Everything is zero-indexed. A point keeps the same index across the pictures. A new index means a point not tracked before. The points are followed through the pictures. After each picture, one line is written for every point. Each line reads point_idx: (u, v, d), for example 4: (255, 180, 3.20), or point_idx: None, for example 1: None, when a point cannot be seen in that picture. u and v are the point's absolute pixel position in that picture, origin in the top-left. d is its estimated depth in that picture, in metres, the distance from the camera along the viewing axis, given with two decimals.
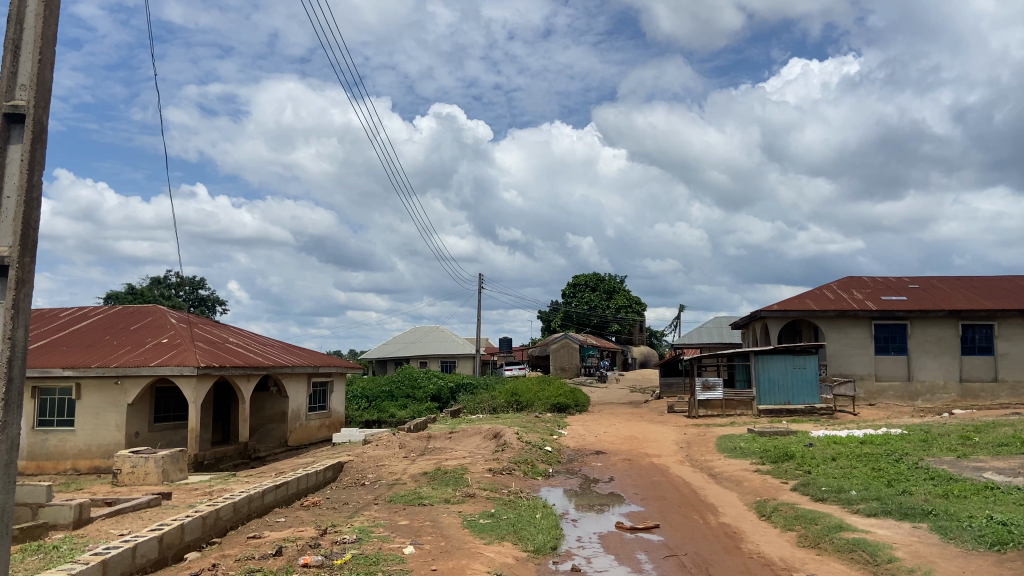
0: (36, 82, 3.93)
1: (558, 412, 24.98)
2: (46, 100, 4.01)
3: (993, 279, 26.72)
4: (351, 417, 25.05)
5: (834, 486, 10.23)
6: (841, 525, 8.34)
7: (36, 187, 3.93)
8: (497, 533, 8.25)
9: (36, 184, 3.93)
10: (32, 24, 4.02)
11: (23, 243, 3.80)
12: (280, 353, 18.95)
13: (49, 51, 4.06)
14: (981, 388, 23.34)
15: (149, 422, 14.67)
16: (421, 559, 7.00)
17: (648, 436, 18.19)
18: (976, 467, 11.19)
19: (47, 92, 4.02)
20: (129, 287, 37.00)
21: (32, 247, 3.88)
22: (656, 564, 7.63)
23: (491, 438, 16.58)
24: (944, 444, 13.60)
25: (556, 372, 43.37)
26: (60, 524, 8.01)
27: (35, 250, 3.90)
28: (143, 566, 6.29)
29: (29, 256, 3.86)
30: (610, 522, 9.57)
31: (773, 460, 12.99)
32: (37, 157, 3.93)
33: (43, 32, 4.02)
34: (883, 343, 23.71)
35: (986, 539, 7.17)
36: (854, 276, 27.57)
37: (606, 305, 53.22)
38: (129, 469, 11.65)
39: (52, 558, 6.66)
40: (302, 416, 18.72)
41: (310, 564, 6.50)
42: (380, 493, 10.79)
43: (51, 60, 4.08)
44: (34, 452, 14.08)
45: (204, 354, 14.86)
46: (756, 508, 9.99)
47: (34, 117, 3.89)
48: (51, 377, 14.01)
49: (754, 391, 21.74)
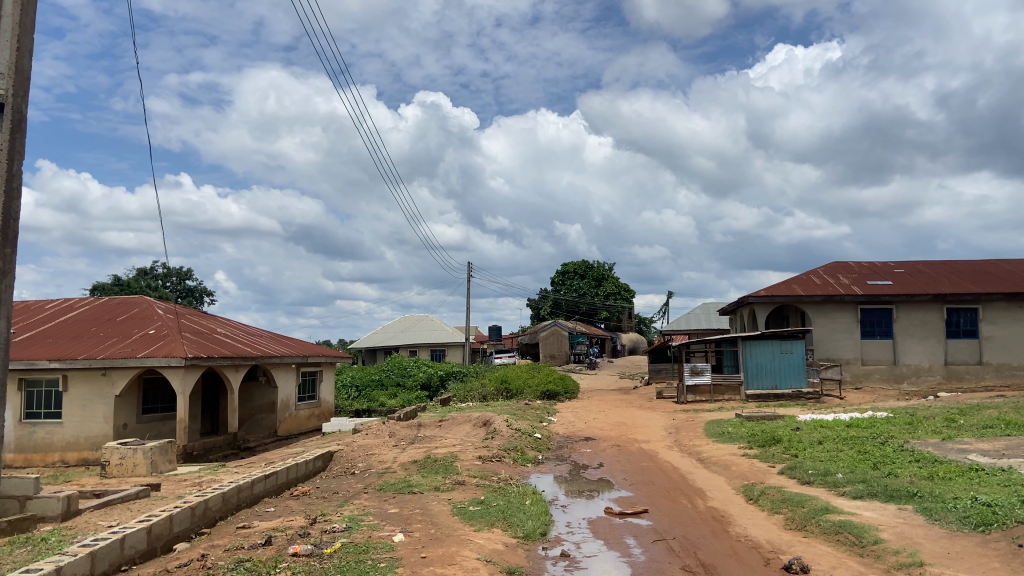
0: (13, 69, 5.86)
1: (547, 399, 25.21)
2: (21, 82, 5.92)
3: (976, 263, 27.03)
4: (341, 406, 24.79)
5: (820, 469, 10.38)
6: (827, 508, 8.47)
7: (19, 141, 5.87)
8: (486, 519, 8.31)
9: (18, 137, 5.88)
10: (10, 22, 5.87)
11: (9, 175, 5.77)
12: (269, 343, 18.87)
13: (24, 41, 5.96)
14: (965, 370, 23.66)
15: (137, 413, 14.58)
16: (411, 546, 7.04)
17: (636, 422, 18.38)
18: (960, 448, 11.39)
19: (22, 75, 5.93)
20: (114, 278, 36.77)
21: (16, 179, 5.85)
22: (645, 548, 7.71)
23: (480, 425, 16.67)
24: (929, 426, 13.80)
25: (546, 359, 43.41)
26: (48, 516, 7.96)
27: (18, 180, 5.85)
28: (131, 557, 6.29)
29: (14, 184, 5.83)
30: (599, 507, 9.65)
31: (760, 444, 13.15)
32: (17, 119, 5.86)
33: (18, 25, 5.87)
34: (869, 327, 23.99)
35: (971, 520, 7.30)
36: (840, 261, 27.76)
37: (595, 292, 53.49)
38: (118, 460, 11.62)
39: (41, 550, 6.65)
40: (291, 406, 18.73)
41: (300, 553, 6.55)
42: (370, 481, 10.84)
43: (25, 48, 5.98)
44: (22, 444, 13.99)
45: (191, 345, 14.77)
46: (744, 491, 10.13)
47: (11, 97, 5.82)
48: (37, 369, 13.87)
49: (742, 375, 21.89)
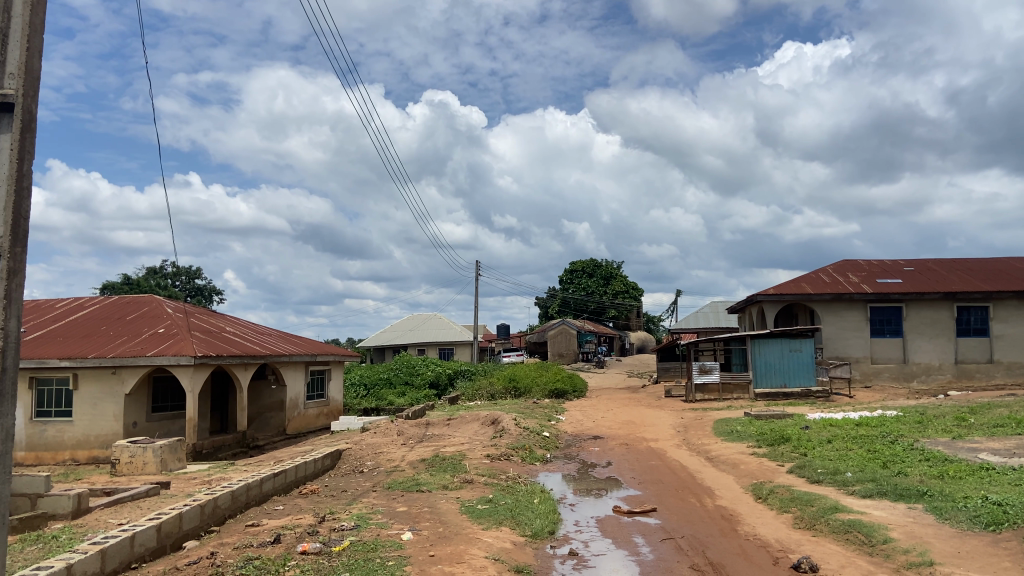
0: (24, 70, 3.91)
1: (556, 397, 25.19)
2: (35, 88, 4.00)
3: (988, 261, 26.78)
4: (350, 405, 24.87)
5: (830, 468, 10.30)
6: (837, 507, 8.41)
7: (26, 175, 3.89)
8: (494, 518, 8.30)
9: (26, 172, 3.89)
10: (20, 13, 4.01)
11: (15, 233, 3.78)
12: (277, 342, 18.94)
13: (36, 39, 4.06)
14: (976, 369, 23.46)
15: (147, 412, 14.67)
16: (419, 544, 7.05)
17: (645, 421, 18.33)
18: (971, 447, 11.30)
19: (36, 80, 4.00)
20: (124, 277, 36.99)
21: (23, 237, 3.84)
22: (653, 547, 7.68)
23: (489, 424, 16.68)
24: (939, 425, 13.69)
25: (554, 358, 43.39)
26: (59, 514, 8.02)
27: (27, 241, 3.88)
28: (141, 554, 6.33)
29: (20, 246, 3.82)
30: (607, 506, 9.62)
31: (769, 443, 13.08)
32: (25, 146, 3.90)
33: (31, 20, 4.01)
34: (879, 325, 23.82)
35: (982, 519, 7.23)
36: (849, 259, 27.56)
37: (604, 291, 53.39)
38: (128, 459, 11.69)
39: (52, 547, 6.70)
40: (300, 404, 18.80)
41: (309, 551, 6.57)
42: (378, 479, 10.86)
43: (38, 48, 4.07)
44: (32, 442, 14.10)
45: (200, 344, 14.84)
46: (753, 490, 10.07)
47: (22, 106, 3.85)
48: (48, 368, 13.98)
49: (750, 374, 21.79)
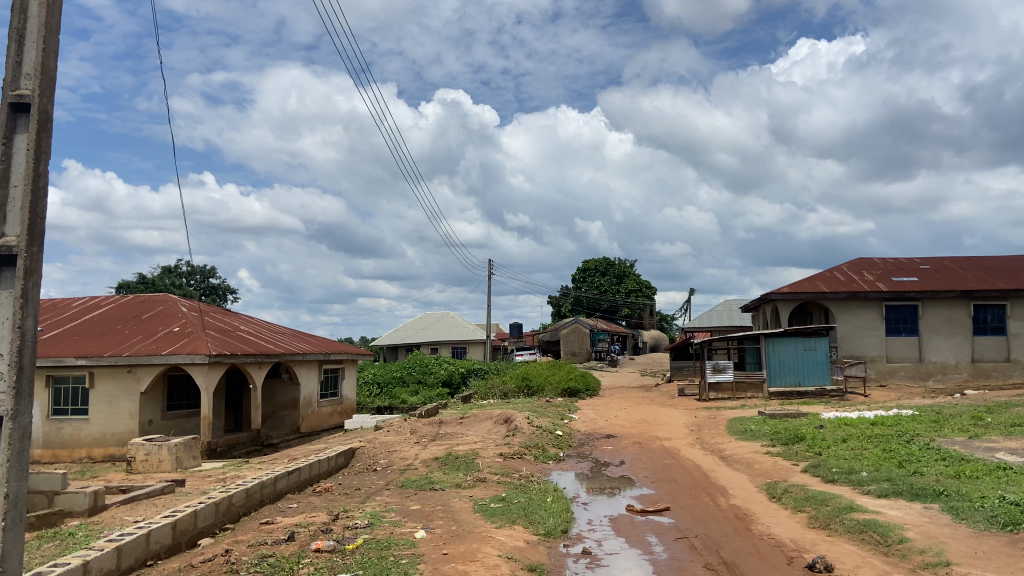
0: (41, 71, 3.92)
1: (568, 396, 25.14)
2: (51, 88, 4.01)
3: (1006, 259, 26.35)
4: (363, 403, 24.98)
5: (845, 468, 10.18)
6: (852, 506, 8.30)
7: (42, 176, 3.91)
8: (507, 517, 8.27)
9: (42, 173, 3.91)
10: (35, 15, 4.01)
11: (31, 233, 3.78)
12: (291, 340, 19.03)
13: (53, 41, 4.05)
14: (994, 368, 23.10)
15: (162, 410, 14.80)
16: (432, 543, 7.04)
17: (658, 420, 18.23)
18: (989, 447, 11.12)
19: (52, 80, 4.00)
20: (140, 276, 37.35)
21: (39, 237, 3.85)
22: (666, 546, 7.62)
23: (501, 422, 16.65)
24: (956, 425, 13.48)
25: (567, 356, 43.32)
26: (75, 511, 8.10)
27: (42, 241, 3.88)
28: (157, 551, 6.37)
29: (36, 246, 3.83)
30: (620, 505, 9.56)
31: (783, 442, 12.95)
32: (42, 145, 3.92)
33: (46, 21, 4.01)
34: (894, 323, 23.53)
35: (999, 519, 7.10)
36: (865, 257, 27.24)
37: (616, 289, 53.22)
38: (143, 456, 11.79)
39: (68, 544, 6.77)
40: (313, 403, 18.90)
41: (323, 548, 6.57)
42: (391, 478, 10.87)
43: (54, 50, 4.08)
44: (50, 440, 14.26)
45: (215, 342, 14.94)
46: (767, 490, 9.98)
47: (39, 106, 3.88)
48: (64, 366, 14.15)
49: (764, 373, 21.60)
